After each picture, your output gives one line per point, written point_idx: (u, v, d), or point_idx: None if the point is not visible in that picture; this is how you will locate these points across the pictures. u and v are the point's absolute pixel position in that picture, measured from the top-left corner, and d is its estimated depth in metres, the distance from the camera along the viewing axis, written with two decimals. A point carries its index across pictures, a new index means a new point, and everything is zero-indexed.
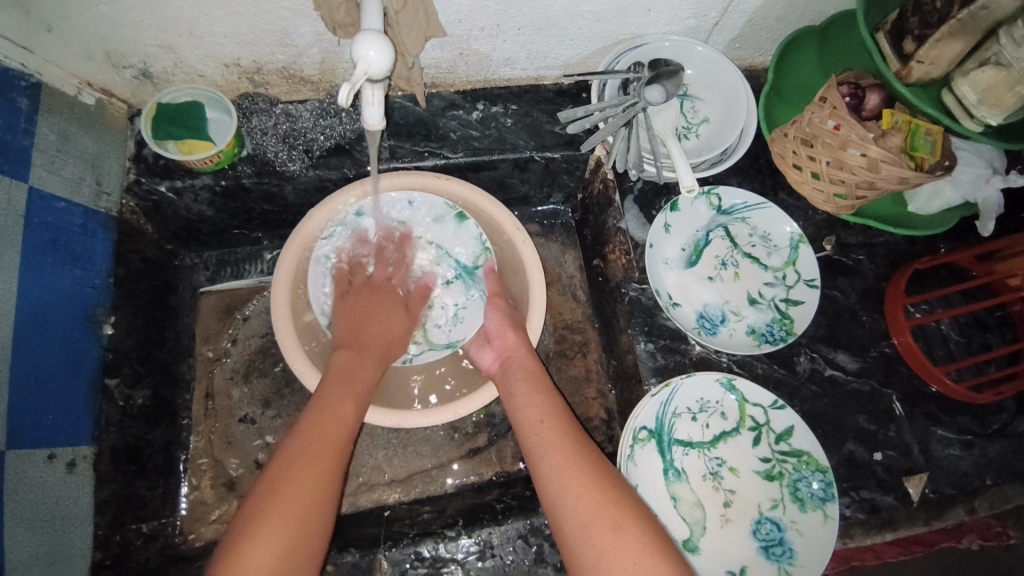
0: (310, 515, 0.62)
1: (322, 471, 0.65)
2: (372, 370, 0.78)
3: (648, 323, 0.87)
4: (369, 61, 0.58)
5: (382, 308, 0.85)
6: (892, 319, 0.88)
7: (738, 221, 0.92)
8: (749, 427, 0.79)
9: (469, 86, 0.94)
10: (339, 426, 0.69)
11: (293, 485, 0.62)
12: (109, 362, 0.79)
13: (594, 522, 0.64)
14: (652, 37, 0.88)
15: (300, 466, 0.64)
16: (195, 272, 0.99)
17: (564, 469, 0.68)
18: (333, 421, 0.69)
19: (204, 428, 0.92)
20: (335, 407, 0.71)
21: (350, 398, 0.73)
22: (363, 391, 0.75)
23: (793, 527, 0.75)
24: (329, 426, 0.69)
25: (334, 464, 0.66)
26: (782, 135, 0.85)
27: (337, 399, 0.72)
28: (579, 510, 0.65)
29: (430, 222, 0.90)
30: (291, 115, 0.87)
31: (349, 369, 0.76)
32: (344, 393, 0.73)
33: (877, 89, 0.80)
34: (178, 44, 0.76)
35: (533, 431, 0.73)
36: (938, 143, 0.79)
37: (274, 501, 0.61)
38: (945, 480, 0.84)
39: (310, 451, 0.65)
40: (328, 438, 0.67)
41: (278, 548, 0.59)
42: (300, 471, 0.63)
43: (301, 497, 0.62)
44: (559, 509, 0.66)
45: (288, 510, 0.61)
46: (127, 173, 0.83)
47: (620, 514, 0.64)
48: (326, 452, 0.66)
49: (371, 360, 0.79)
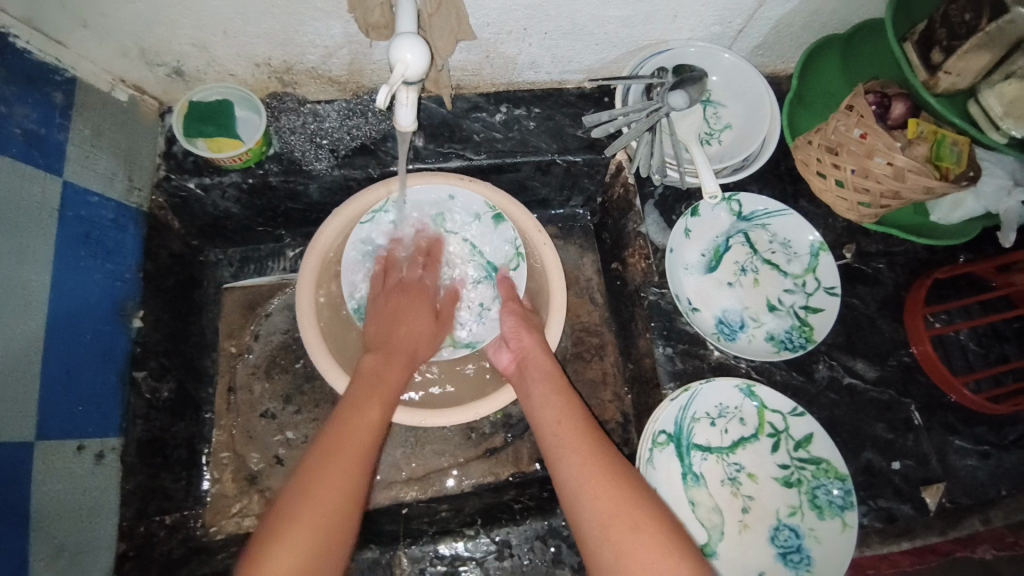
0: (340, 517, 0.61)
1: (351, 474, 0.64)
2: (400, 373, 0.78)
3: (667, 327, 0.87)
4: (406, 63, 0.59)
5: (416, 309, 0.85)
6: (912, 328, 0.89)
7: (758, 228, 0.92)
8: (767, 433, 0.79)
9: (493, 89, 0.95)
10: (369, 429, 0.69)
11: (323, 486, 0.62)
12: (136, 355, 0.80)
13: (615, 524, 0.64)
14: (677, 44, 0.88)
15: (329, 468, 0.64)
16: (219, 268, 1.00)
17: (583, 469, 0.69)
18: (361, 424, 0.69)
19: (225, 423, 0.93)
20: (364, 409, 0.71)
21: (379, 399, 0.73)
22: (392, 395, 0.75)
23: (811, 534, 0.75)
24: (358, 428, 0.69)
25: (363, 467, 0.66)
26: (806, 142, 0.86)
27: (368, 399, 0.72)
28: (597, 512, 0.65)
29: (465, 223, 0.91)
30: (318, 115, 0.88)
31: (378, 371, 0.76)
32: (372, 394, 0.73)
33: (903, 98, 0.80)
34: (212, 43, 0.78)
35: (552, 431, 0.74)
36: (964, 154, 0.78)
37: (303, 502, 0.61)
38: (962, 490, 0.84)
39: (340, 452, 0.65)
40: (358, 441, 0.67)
41: (308, 543, 0.59)
42: (329, 472, 0.63)
43: (332, 498, 0.62)
44: (578, 508, 0.67)
45: (318, 510, 0.61)
46: (157, 169, 0.85)
47: (639, 517, 0.64)
48: (356, 455, 0.66)
49: (400, 362, 0.79)
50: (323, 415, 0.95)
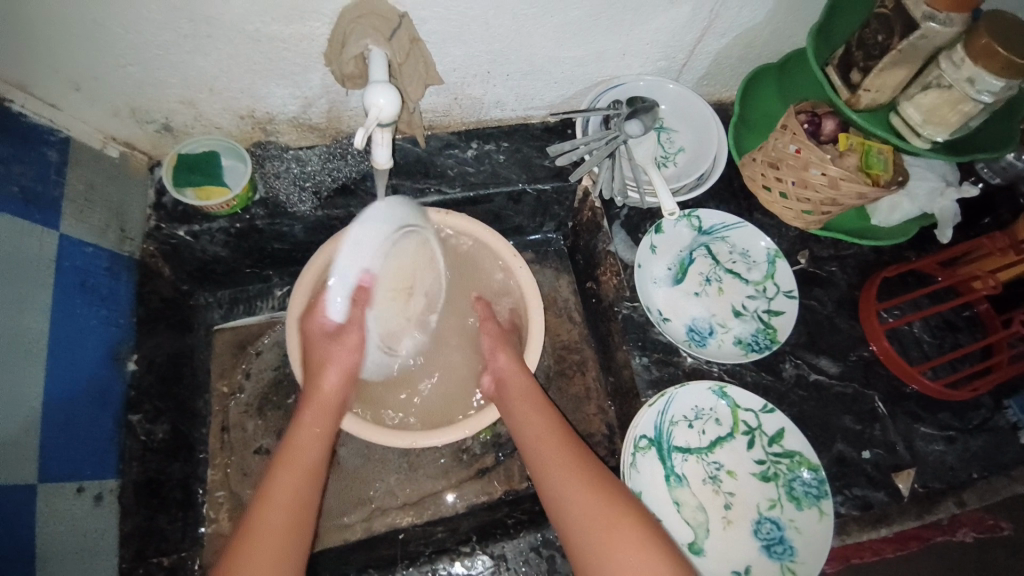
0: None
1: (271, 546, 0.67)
2: (311, 424, 0.78)
3: (642, 338, 0.92)
4: (380, 107, 0.65)
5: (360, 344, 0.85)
6: (868, 325, 0.95)
7: (719, 240, 0.99)
8: (742, 431, 0.84)
9: (464, 128, 1.02)
10: (281, 501, 0.71)
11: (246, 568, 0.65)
12: (131, 399, 0.82)
13: (593, 534, 0.68)
14: (628, 78, 0.97)
15: (249, 548, 0.67)
16: (207, 311, 1.03)
17: (563, 476, 0.73)
18: (273, 499, 0.71)
19: (220, 460, 0.94)
20: (277, 479, 0.73)
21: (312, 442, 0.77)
22: (309, 455, 0.76)
23: (791, 525, 0.78)
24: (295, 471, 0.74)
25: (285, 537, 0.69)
26: (751, 160, 0.93)
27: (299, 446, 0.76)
28: (578, 522, 0.70)
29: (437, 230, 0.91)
30: (300, 160, 0.94)
31: (288, 436, 0.77)
32: (280, 463, 0.74)
33: (831, 116, 0.90)
34: (199, 100, 0.84)
35: (534, 445, 0.78)
36: (890, 161, 0.86)
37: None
38: (933, 475, 0.88)
39: (259, 531, 0.68)
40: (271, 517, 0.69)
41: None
42: (252, 552, 0.67)
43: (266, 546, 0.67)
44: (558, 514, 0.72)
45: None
46: (148, 220, 0.89)
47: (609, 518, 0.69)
48: (272, 528, 0.69)
49: (312, 415, 0.79)
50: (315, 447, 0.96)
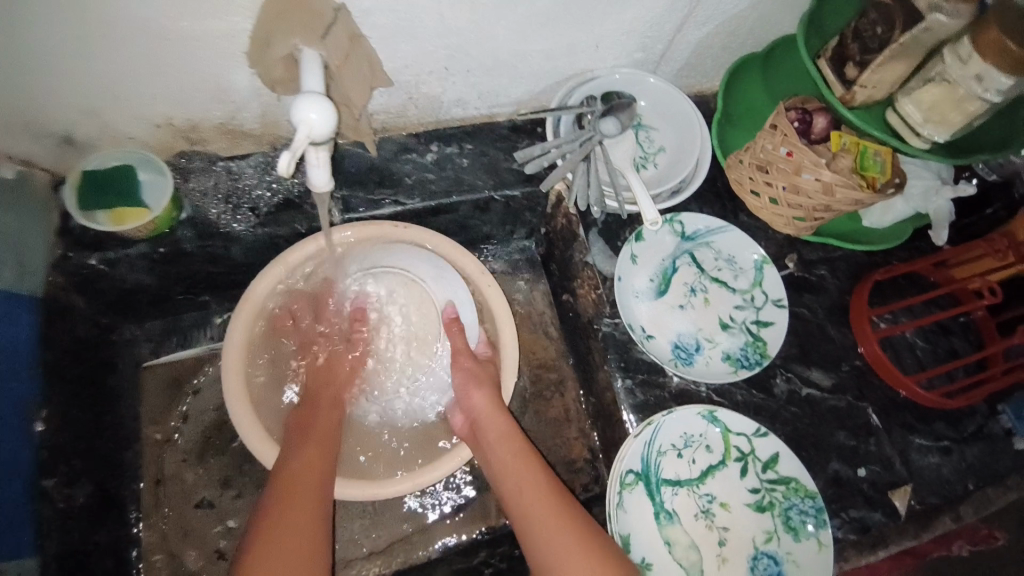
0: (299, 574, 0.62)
1: (301, 533, 0.65)
2: (331, 412, 0.79)
3: (625, 358, 0.85)
4: (310, 124, 0.54)
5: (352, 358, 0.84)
6: (860, 332, 0.90)
7: (703, 246, 0.92)
8: (735, 458, 0.78)
9: (421, 129, 0.91)
10: (311, 485, 0.69)
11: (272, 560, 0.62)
12: (44, 461, 0.71)
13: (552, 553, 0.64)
14: (602, 72, 0.88)
15: (274, 537, 0.63)
16: (136, 345, 0.91)
17: (532, 499, 0.69)
18: (300, 484, 0.69)
19: (155, 521, 0.84)
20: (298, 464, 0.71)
21: (308, 449, 0.73)
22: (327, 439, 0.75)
23: (789, 559, 0.73)
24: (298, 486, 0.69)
25: (312, 524, 0.66)
26: (737, 162, 0.86)
27: (298, 456, 0.72)
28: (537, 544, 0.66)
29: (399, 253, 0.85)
30: (233, 173, 0.82)
31: (306, 423, 0.76)
32: (302, 449, 0.73)
33: (824, 112, 0.82)
34: (103, 108, 0.71)
35: (505, 471, 0.73)
36: (887, 163, 0.80)
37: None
38: (930, 490, 0.85)
39: (281, 519, 0.65)
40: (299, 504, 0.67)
41: None
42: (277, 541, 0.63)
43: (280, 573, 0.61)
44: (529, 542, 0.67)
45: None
46: (53, 249, 0.76)
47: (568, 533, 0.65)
48: (300, 512, 0.66)
49: (327, 405, 0.79)
50: None
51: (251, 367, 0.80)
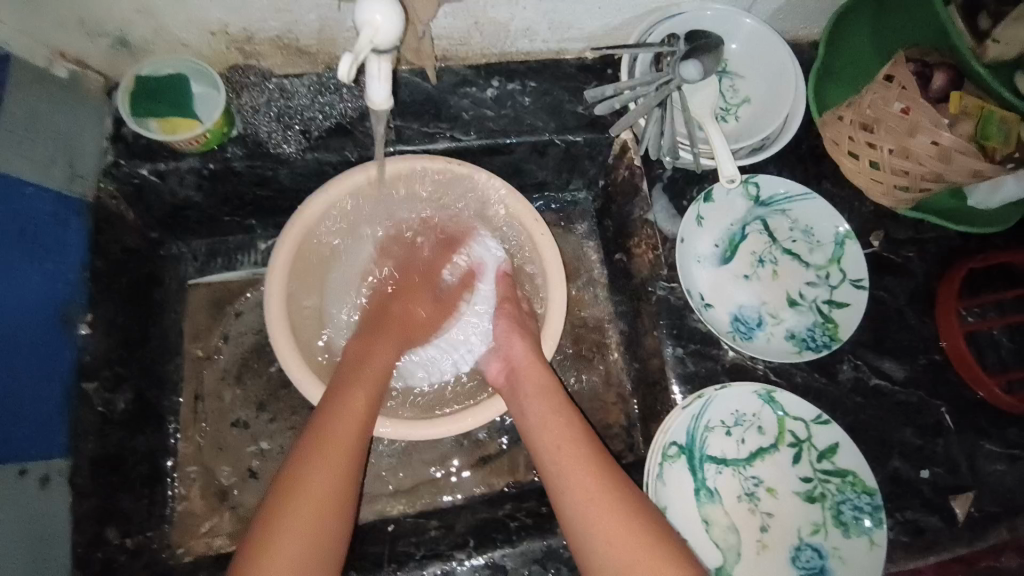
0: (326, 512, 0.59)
1: (334, 472, 0.61)
2: (385, 354, 0.75)
3: (677, 326, 0.80)
4: (375, 27, 0.49)
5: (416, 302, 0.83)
6: (944, 323, 0.81)
7: (778, 214, 0.84)
8: (788, 443, 0.72)
9: (484, 60, 0.84)
10: (351, 423, 0.65)
11: (306, 491, 0.59)
12: (85, 365, 0.73)
13: (598, 527, 0.61)
14: (691, 6, 0.79)
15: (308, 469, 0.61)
16: (182, 263, 0.91)
17: (568, 454, 0.66)
18: (343, 416, 0.65)
19: (193, 433, 0.86)
20: (346, 398, 0.67)
21: (365, 386, 0.69)
22: (377, 378, 0.71)
23: (835, 554, 0.69)
24: (347, 418, 0.65)
25: (347, 462, 0.63)
26: (835, 118, 0.75)
27: (352, 386, 0.68)
28: (579, 513, 0.62)
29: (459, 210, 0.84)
30: (285, 91, 0.78)
31: (360, 360, 0.72)
32: (354, 384, 0.69)
33: (947, 68, 0.72)
34: (157, 9, 0.67)
35: (540, 424, 0.70)
36: (1013, 133, 0.69)
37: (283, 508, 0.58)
38: (992, 498, 0.77)
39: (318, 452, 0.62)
40: (337, 444, 0.63)
41: (304, 536, 0.57)
42: (312, 475, 0.60)
43: (313, 496, 0.59)
44: (564, 503, 0.64)
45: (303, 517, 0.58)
46: (105, 155, 0.75)
47: (616, 510, 0.61)
48: (339, 452, 0.62)
49: (383, 344, 0.76)
50: (300, 422, 0.87)
51: (292, 290, 0.77)
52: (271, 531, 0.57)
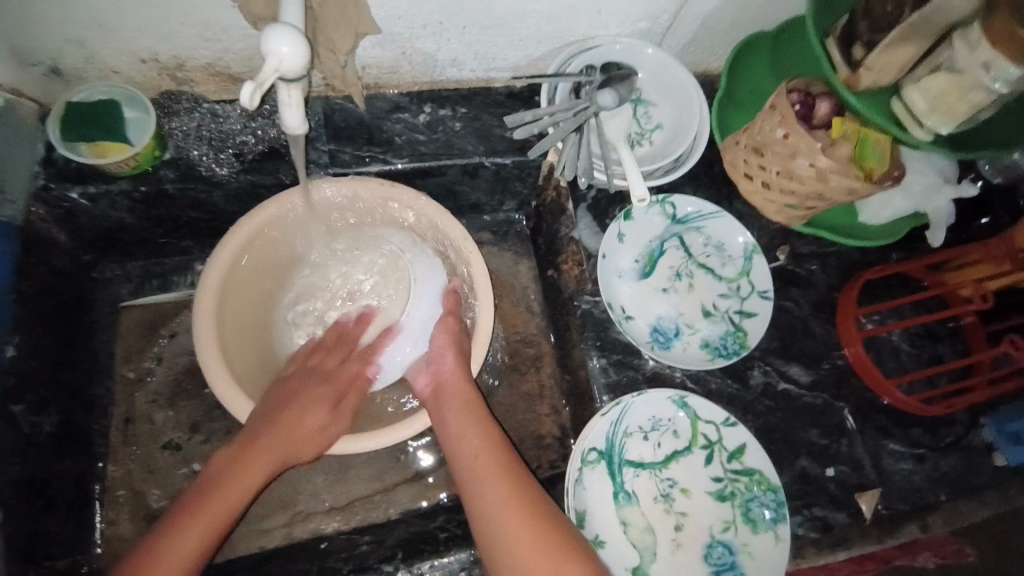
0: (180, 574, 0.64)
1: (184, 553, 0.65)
2: (307, 425, 0.75)
3: (601, 338, 0.84)
4: (280, 57, 0.53)
5: (335, 383, 0.80)
6: (844, 331, 0.87)
7: (693, 231, 0.90)
8: (701, 445, 0.77)
9: (415, 88, 0.89)
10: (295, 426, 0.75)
11: (180, 538, 0.66)
12: (12, 387, 0.71)
13: (497, 520, 0.65)
14: (603, 40, 0.84)
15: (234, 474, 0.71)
16: (117, 284, 0.91)
17: (482, 454, 0.71)
18: (286, 426, 0.74)
19: (123, 457, 0.85)
20: (231, 477, 0.71)
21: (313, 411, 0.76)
22: (281, 452, 0.73)
23: (745, 550, 0.73)
24: (288, 429, 0.74)
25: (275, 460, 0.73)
26: (735, 143, 0.82)
27: (302, 404, 0.76)
28: (488, 504, 0.67)
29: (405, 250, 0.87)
30: (217, 116, 0.80)
31: (251, 439, 0.73)
32: (302, 401, 0.77)
33: (827, 97, 0.78)
34: (87, 38, 0.70)
35: (462, 430, 0.73)
36: (886, 154, 0.77)
37: (199, 506, 0.69)
38: (897, 495, 0.83)
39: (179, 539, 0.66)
40: (212, 511, 0.68)
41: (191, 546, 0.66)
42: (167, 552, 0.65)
43: (225, 496, 0.70)
44: (477, 501, 0.67)
45: (214, 510, 0.69)
46: (34, 178, 0.76)
47: (518, 501, 0.66)
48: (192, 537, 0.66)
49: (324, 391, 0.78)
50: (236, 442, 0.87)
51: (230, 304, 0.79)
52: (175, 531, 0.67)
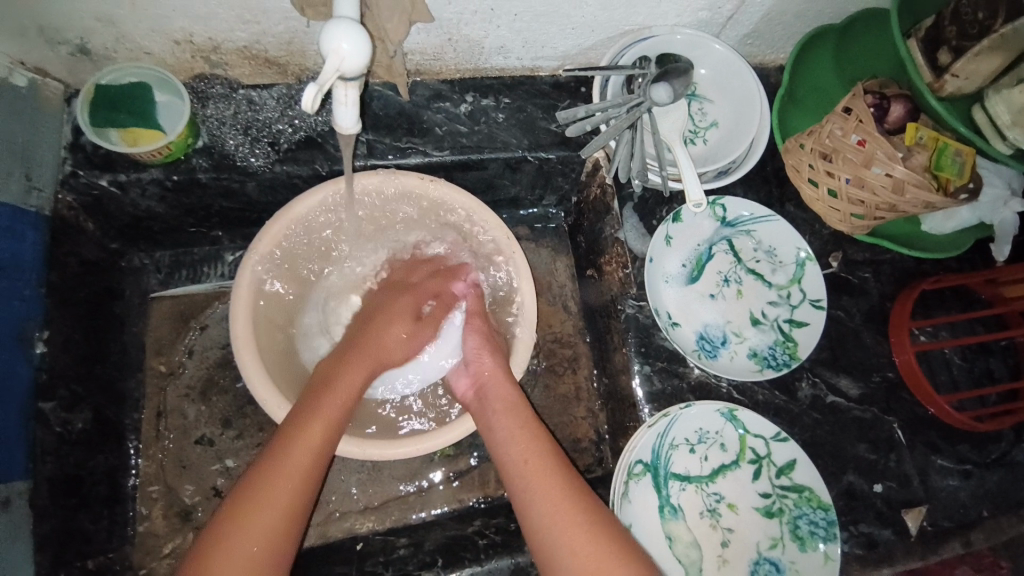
0: (269, 547, 0.59)
1: (275, 513, 0.60)
2: (351, 383, 0.71)
3: (645, 343, 0.81)
4: (341, 56, 0.49)
5: (390, 332, 0.76)
6: (897, 343, 0.84)
7: (743, 235, 0.86)
8: (749, 460, 0.75)
9: (457, 75, 0.84)
10: (350, 389, 0.70)
11: (234, 544, 0.58)
12: (42, 384, 0.70)
13: (565, 533, 0.62)
14: (662, 30, 0.79)
15: (281, 455, 0.63)
16: (144, 274, 0.88)
17: (534, 463, 0.67)
18: (335, 393, 0.69)
19: (154, 452, 0.83)
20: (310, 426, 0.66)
21: (358, 371, 0.72)
22: (343, 403, 0.69)
23: (791, 568, 0.71)
24: (338, 398, 0.69)
25: (332, 429, 0.67)
26: (798, 146, 0.77)
27: (350, 368, 0.72)
28: (548, 518, 0.63)
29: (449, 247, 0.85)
30: (253, 103, 0.77)
31: (326, 382, 0.70)
32: (349, 365, 0.72)
33: (903, 99, 0.73)
34: (119, 17, 0.65)
35: (511, 437, 0.70)
36: (967, 165, 0.71)
37: (248, 503, 0.60)
38: (943, 513, 0.81)
39: (267, 487, 0.61)
40: (273, 503, 0.60)
41: (252, 553, 0.58)
42: (240, 530, 0.59)
43: (279, 483, 0.61)
44: (530, 511, 0.65)
45: (271, 504, 0.60)
46: (62, 164, 0.72)
47: (577, 514, 0.63)
48: (281, 494, 0.61)
49: (354, 368, 0.72)
50: (267, 439, 0.86)
51: (259, 315, 0.76)
52: (228, 534, 0.58)
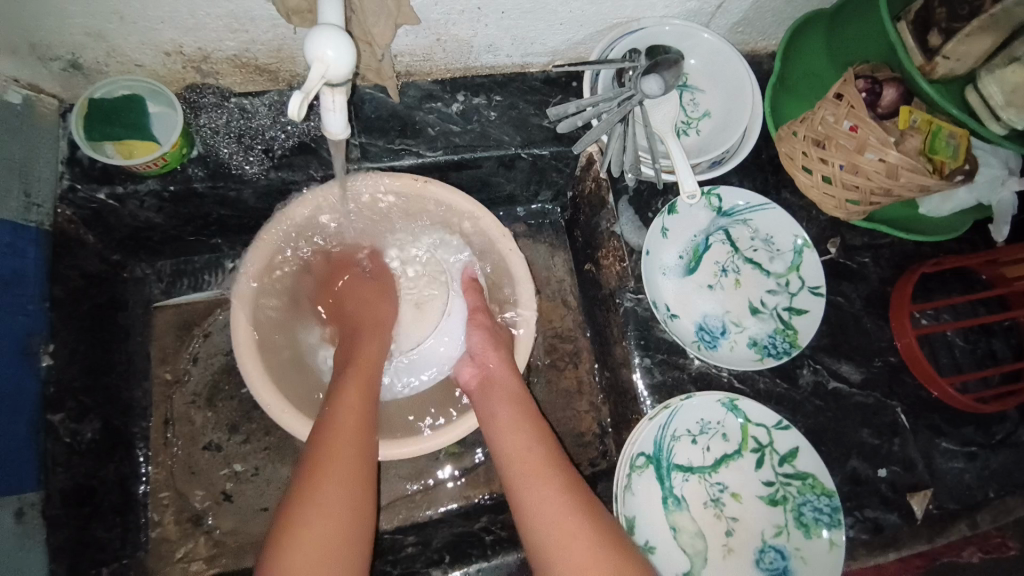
0: (354, 494, 0.62)
1: (352, 463, 0.64)
2: (374, 347, 0.76)
3: (644, 335, 0.81)
4: (327, 61, 0.49)
5: (365, 299, 0.81)
6: (898, 328, 0.84)
7: (740, 224, 0.86)
8: (751, 449, 0.75)
9: (448, 75, 0.84)
10: (374, 352, 0.76)
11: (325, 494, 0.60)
12: (50, 397, 0.71)
13: (563, 531, 0.61)
14: (650, 21, 0.79)
15: (338, 413, 0.67)
16: (147, 284, 0.89)
17: (529, 458, 0.68)
18: (366, 356, 0.75)
19: (164, 459, 0.84)
20: (345, 398, 0.69)
21: (375, 336, 0.78)
22: (373, 362, 0.75)
23: (797, 555, 0.72)
24: (368, 359, 0.75)
25: (370, 386, 0.72)
26: (791, 134, 0.77)
27: (367, 334, 0.78)
28: (546, 515, 0.63)
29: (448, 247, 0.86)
30: (245, 111, 0.77)
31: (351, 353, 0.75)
32: (367, 332, 0.78)
33: (896, 83, 0.72)
34: (110, 31, 0.66)
35: (508, 424, 0.71)
36: (962, 148, 0.70)
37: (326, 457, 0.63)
38: (948, 495, 0.81)
39: (336, 440, 0.65)
40: (347, 454, 0.64)
41: (343, 501, 0.61)
42: (326, 484, 0.61)
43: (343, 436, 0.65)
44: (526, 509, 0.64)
45: (347, 454, 0.64)
46: (60, 180, 0.73)
47: (575, 511, 0.63)
48: (349, 446, 0.64)
49: (369, 333, 0.78)
50: (274, 443, 0.87)
51: (260, 319, 0.77)
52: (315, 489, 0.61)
